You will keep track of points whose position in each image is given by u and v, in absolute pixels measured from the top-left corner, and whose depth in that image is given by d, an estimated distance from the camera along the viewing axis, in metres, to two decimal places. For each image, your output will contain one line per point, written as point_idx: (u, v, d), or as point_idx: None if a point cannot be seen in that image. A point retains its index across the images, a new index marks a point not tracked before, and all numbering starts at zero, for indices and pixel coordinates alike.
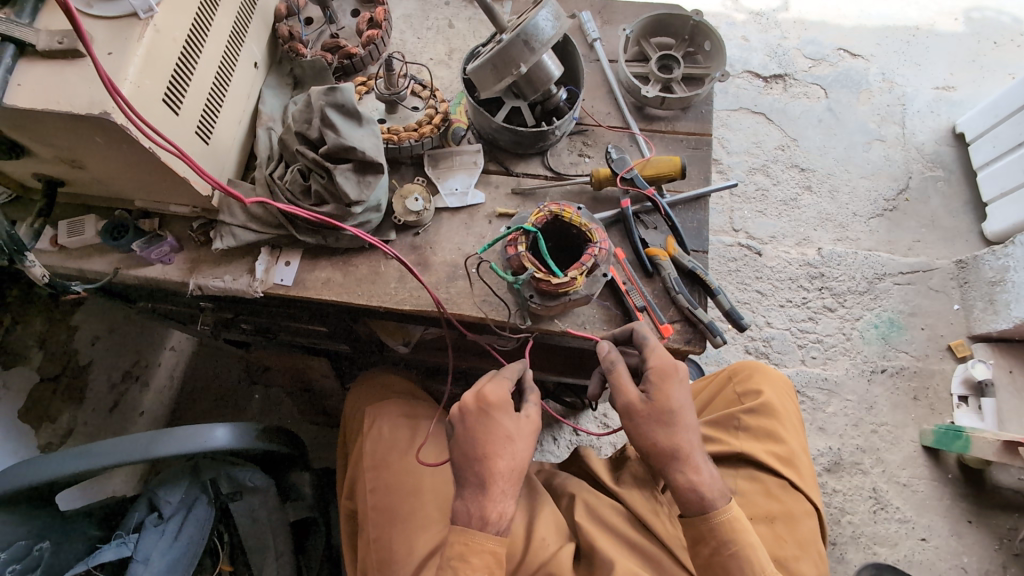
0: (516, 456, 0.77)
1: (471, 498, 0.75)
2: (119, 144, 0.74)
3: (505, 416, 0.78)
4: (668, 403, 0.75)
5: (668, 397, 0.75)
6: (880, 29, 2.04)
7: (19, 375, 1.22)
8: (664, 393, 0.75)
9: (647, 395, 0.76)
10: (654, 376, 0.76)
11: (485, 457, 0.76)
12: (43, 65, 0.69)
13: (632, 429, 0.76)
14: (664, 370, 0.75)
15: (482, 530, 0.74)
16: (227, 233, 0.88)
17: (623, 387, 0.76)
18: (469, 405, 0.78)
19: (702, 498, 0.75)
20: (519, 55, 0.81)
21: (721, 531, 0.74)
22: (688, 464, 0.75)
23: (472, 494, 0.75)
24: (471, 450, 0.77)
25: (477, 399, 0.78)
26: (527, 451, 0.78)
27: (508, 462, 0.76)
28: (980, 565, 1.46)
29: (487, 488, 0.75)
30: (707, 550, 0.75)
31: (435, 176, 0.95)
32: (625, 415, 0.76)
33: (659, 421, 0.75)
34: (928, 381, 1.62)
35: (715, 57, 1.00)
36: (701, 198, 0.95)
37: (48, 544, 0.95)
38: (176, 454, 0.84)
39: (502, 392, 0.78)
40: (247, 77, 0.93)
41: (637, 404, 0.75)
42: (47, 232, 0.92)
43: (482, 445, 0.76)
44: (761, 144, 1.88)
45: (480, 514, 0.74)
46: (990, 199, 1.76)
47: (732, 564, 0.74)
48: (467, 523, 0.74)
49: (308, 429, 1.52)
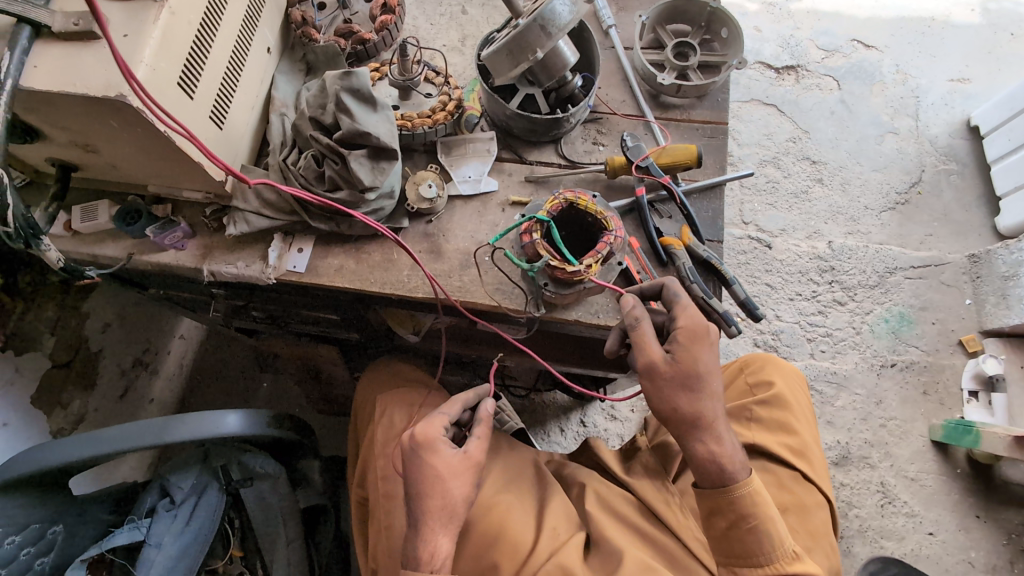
0: (447, 493, 0.76)
1: (409, 538, 0.76)
2: (133, 128, 0.73)
3: (438, 456, 0.77)
4: (696, 366, 0.74)
5: (696, 359, 0.74)
6: (895, 20, 2.01)
7: (33, 360, 1.25)
8: (693, 355, 0.74)
9: (672, 355, 0.75)
10: (682, 337, 0.75)
11: (416, 496, 0.76)
12: (58, 46, 0.68)
13: (655, 389, 0.75)
14: (694, 332, 0.75)
15: (418, 570, 0.73)
16: (240, 219, 0.88)
17: (646, 345, 0.75)
18: (404, 446, 0.79)
19: (722, 469, 0.75)
20: (536, 41, 0.80)
21: (742, 504, 0.74)
22: (710, 434, 0.75)
23: (408, 534, 0.76)
24: (406, 491, 0.77)
25: (410, 439, 0.79)
26: (461, 488, 0.77)
27: (439, 500, 0.76)
28: (988, 560, 1.46)
29: (421, 527, 0.75)
30: (725, 522, 0.75)
31: (449, 163, 0.95)
32: (648, 373, 0.75)
33: (684, 385, 0.75)
34: (938, 375, 1.61)
35: (732, 45, 0.99)
36: (716, 187, 0.94)
37: (61, 527, 0.96)
38: (189, 437, 0.85)
39: (431, 431, 0.79)
40: (261, 62, 0.93)
41: (660, 364, 0.74)
42: (61, 217, 0.92)
43: (415, 484, 0.77)
44: (772, 136, 1.86)
45: (416, 554, 0.74)
46: (1003, 193, 1.74)
47: (750, 538, 0.74)
48: (406, 563, 0.75)
49: (316, 418, 1.53)
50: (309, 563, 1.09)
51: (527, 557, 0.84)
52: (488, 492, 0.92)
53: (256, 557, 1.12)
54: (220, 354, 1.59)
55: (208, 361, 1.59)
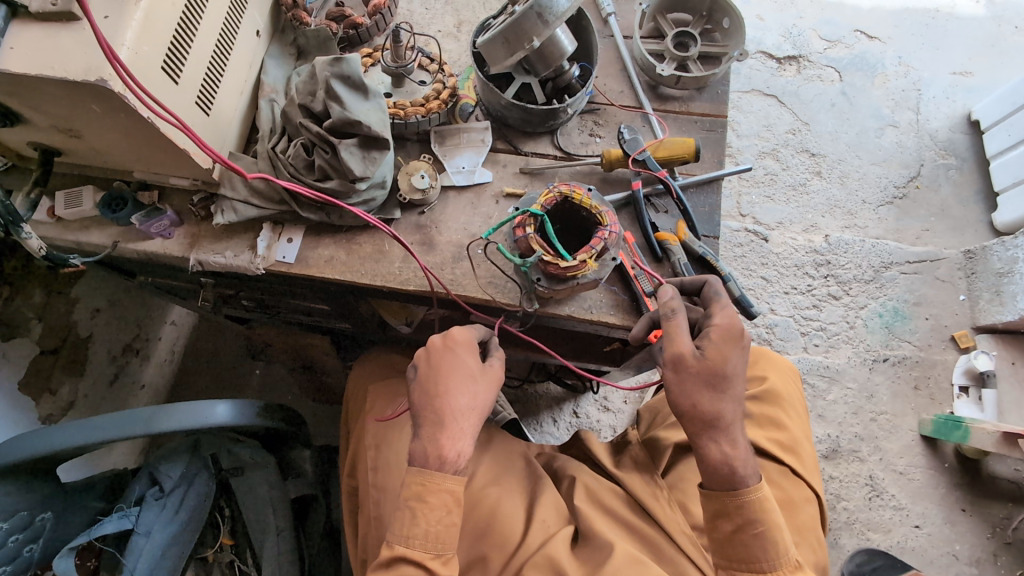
0: (475, 398, 0.80)
1: (428, 438, 0.77)
2: (116, 114, 0.71)
3: (470, 357, 0.82)
4: (723, 365, 0.74)
5: (724, 359, 0.74)
6: (899, 11, 1.98)
7: (20, 346, 1.22)
8: (722, 354, 0.74)
9: (701, 351, 0.75)
10: (715, 335, 0.75)
11: (444, 394, 0.78)
12: (35, 27, 0.66)
13: (677, 382, 0.75)
14: (728, 332, 0.75)
15: (440, 470, 0.76)
16: (228, 208, 0.86)
17: (677, 336, 0.75)
18: (435, 346, 0.82)
19: (733, 472, 0.74)
20: (532, 29, 0.78)
21: (749, 509, 0.74)
22: (725, 436, 0.75)
23: (430, 434, 0.77)
24: (431, 387, 0.79)
25: (443, 338, 0.82)
26: (487, 396, 0.81)
27: (467, 402, 0.79)
28: (972, 553, 1.47)
29: (445, 426, 0.77)
30: (730, 526, 0.75)
31: (442, 153, 0.93)
32: (674, 365, 0.75)
33: (708, 383, 0.74)
34: (930, 371, 1.61)
35: (734, 35, 0.96)
36: (714, 181, 0.93)
37: (51, 515, 0.96)
38: (179, 428, 0.84)
39: (468, 334, 0.83)
40: (249, 45, 0.90)
41: (688, 357, 0.74)
42: (45, 203, 0.90)
43: (444, 381, 0.79)
44: (772, 127, 1.84)
45: (437, 454, 0.76)
46: (1001, 189, 1.73)
47: (754, 543, 0.73)
48: (424, 464, 0.76)
49: (308, 407, 1.53)
50: (301, 552, 1.08)
51: (517, 549, 0.85)
52: (478, 483, 0.92)
53: (246, 546, 1.12)
54: (213, 340, 1.59)
55: (200, 347, 1.58)
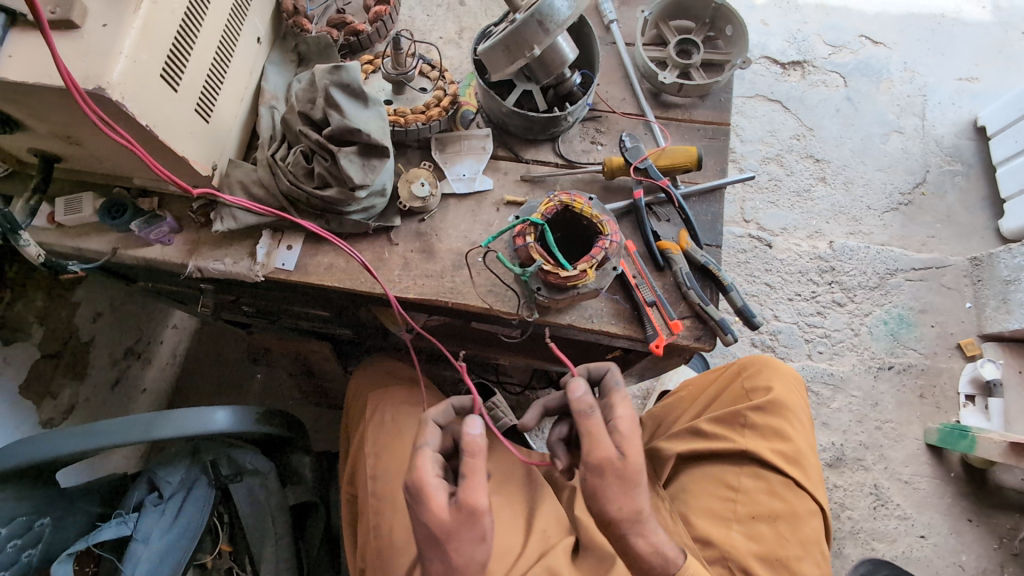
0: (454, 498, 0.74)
1: (436, 559, 0.75)
2: (115, 121, 0.71)
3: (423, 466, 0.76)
4: (637, 459, 0.74)
5: (636, 453, 0.74)
6: (904, 16, 1.97)
7: (21, 350, 1.21)
8: (633, 450, 0.74)
9: (618, 448, 0.74)
10: (624, 430, 0.75)
11: (420, 515, 0.74)
12: (34, 35, 0.66)
13: (601, 489, 0.72)
14: (633, 425, 0.76)
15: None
16: (227, 215, 0.85)
17: (596, 440, 0.73)
18: None
19: (665, 560, 0.74)
20: (533, 37, 0.77)
21: None
22: (643, 527, 0.75)
23: (433, 554, 0.74)
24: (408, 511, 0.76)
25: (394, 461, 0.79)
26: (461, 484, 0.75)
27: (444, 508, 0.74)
28: (978, 564, 1.45)
29: (441, 543, 0.73)
30: None
31: (443, 161, 0.92)
32: (597, 470, 0.72)
33: (623, 482, 0.73)
34: (936, 379, 1.60)
35: (737, 42, 0.96)
36: (716, 189, 0.92)
37: (49, 520, 0.96)
38: (177, 434, 0.83)
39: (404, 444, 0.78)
40: (250, 53, 0.90)
41: (611, 460, 0.72)
42: (45, 209, 0.90)
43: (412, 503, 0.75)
44: (776, 133, 1.83)
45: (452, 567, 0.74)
46: (1008, 195, 1.71)
47: None
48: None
49: (309, 412, 1.52)
50: (299, 559, 1.07)
51: (516, 561, 0.84)
52: None
53: (245, 552, 1.12)
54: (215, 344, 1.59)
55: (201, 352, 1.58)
